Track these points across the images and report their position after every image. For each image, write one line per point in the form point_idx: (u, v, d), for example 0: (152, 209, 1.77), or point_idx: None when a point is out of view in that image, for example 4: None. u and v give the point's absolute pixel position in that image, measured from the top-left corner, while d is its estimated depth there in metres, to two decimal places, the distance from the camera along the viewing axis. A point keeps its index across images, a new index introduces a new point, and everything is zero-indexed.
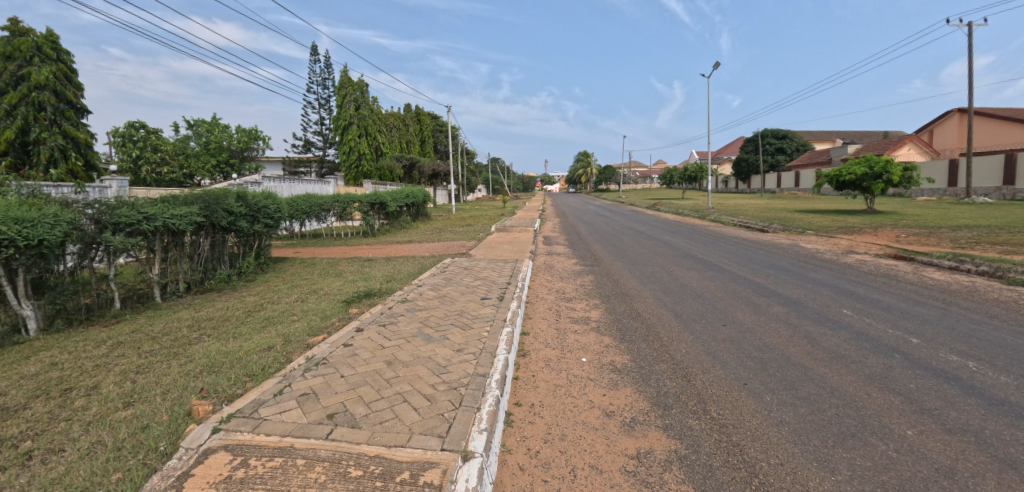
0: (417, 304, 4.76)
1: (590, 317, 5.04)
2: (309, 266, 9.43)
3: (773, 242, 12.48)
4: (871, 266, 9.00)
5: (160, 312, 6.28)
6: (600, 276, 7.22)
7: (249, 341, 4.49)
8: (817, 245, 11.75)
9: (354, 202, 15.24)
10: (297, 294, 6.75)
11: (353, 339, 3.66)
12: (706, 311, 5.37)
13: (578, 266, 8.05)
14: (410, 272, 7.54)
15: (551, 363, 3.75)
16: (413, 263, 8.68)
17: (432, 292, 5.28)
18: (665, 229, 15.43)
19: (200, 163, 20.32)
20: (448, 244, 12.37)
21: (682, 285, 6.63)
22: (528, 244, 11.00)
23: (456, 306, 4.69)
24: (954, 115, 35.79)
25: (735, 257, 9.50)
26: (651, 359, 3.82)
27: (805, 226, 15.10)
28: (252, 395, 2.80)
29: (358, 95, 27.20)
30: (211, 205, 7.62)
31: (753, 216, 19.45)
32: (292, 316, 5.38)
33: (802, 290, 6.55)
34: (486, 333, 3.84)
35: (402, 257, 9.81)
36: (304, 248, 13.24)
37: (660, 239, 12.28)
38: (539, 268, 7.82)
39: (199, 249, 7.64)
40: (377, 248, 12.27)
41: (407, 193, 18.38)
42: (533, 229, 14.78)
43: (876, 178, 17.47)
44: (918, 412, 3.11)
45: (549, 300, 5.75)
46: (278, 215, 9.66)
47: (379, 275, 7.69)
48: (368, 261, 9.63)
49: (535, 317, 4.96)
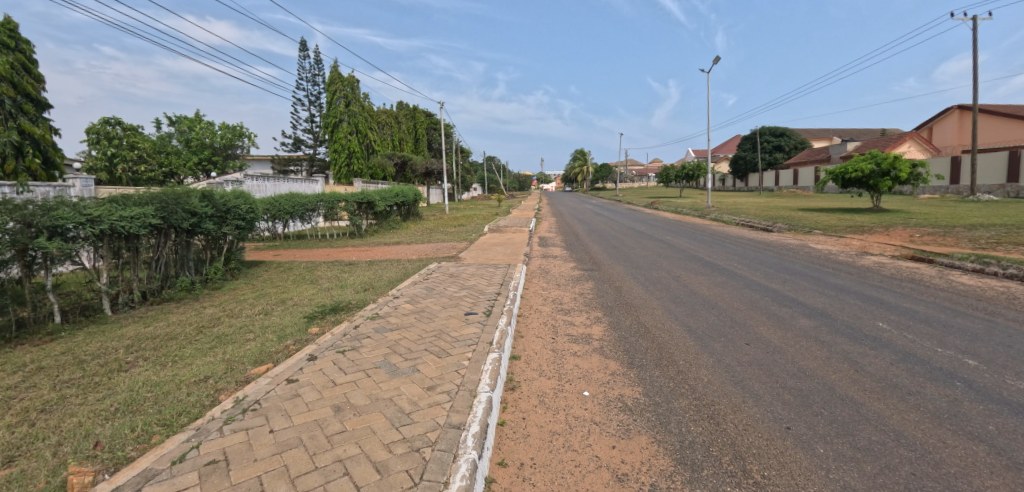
0: (389, 321, 4.04)
1: (592, 334, 4.33)
2: (284, 271, 8.68)
3: (781, 242, 11.81)
4: (891, 269, 8.33)
5: (103, 328, 5.50)
6: (601, 283, 6.50)
7: (186, 370, 3.76)
8: (828, 246, 11.08)
9: (340, 202, 14.50)
10: (263, 305, 6.00)
11: (300, 373, 2.94)
12: (725, 325, 4.67)
13: (576, 271, 7.34)
14: (391, 279, 6.81)
15: (546, 399, 3.04)
16: (397, 268, 7.95)
17: (408, 306, 4.55)
18: (667, 229, 14.71)
19: (181, 161, 19.57)
20: (437, 246, 11.64)
21: (693, 294, 5.93)
22: (522, 246, 10.28)
23: (433, 323, 3.97)
24: (954, 112, 35.79)
25: (744, 260, 8.79)
26: (669, 394, 3.12)
27: (812, 226, 14.45)
28: (144, 461, 2.09)
29: (349, 90, 26.30)
30: (170, 206, 6.84)
31: (756, 214, 18.81)
32: (247, 334, 4.65)
33: (827, 299, 5.84)
34: (467, 362, 3.11)
35: (387, 261, 9.06)
36: (285, 250, 12.47)
37: (662, 240, 11.59)
38: (534, 273, 7.09)
39: (159, 254, 6.88)
40: (363, 251, 11.54)
41: (398, 191, 17.61)
42: (528, 230, 14.06)
43: (883, 175, 16.91)
44: (1013, 469, 2.41)
45: (544, 312, 5.03)
46: (251, 216, 8.88)
47: (358, 282, 6.95)
48: (349, 265, 8.88)
49: (527, 335, 4.25)
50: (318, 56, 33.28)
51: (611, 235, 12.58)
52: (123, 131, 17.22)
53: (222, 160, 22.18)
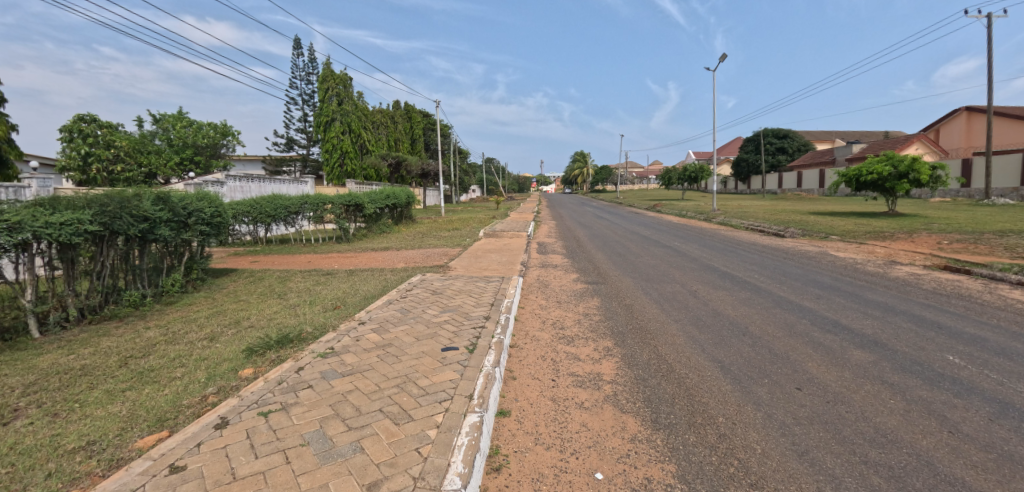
0: (342, 361, 3.14)
1: (603, 374, 3.45)
2: (253, 282, 7.77)
3: (798, 249, 10.96)
4: (928, 281, 7.49)
5: (17, 356, 4.56)
6: (608, 300, 5.62)
7: (73, 429, 2.86)
8: (850, 254, 10.24)
9: (326, 204, 13.62)
10: (212, 328, 5.11)
11: (195, 455, 2.07)
12: (765, 360, 3.78)
13: (580, 284, 6.46)
14: (368, 294, 5.93)
15: (545, 487, 2.15)
16: (378, 280, 7.07)
17: (372, 336, 3.65)
18: (675, 234, 13.80)
19: (161, 161, 18.65)
20: (427, 253, 10.77)
21: (717, 316, 5.05)
22: (520, 253, 9.43)
23: (399, 364, 3.08)
24: (961, 113, 35.31)
25: (765, 270, 7.88)
26: (715, 479, 2.24)
27: (828, 231, 13.61)
28: None
29: (341, 88, 25.46)
30: (112, 210, 5.89)
31: (765, 218, 17.96)
32: (174, 371, 3.76)
33: (875, 322, 4.97)
34: (434, 434, 2.23)
35: (368, 270, 8.19)
36: (265, 256, 11.63)
37: (670, 246, 10.74)
38: (531, 287, 6.21)
39: (100, 265, 5.96)
40: (347, 258, 10.69)
41: (389, 194, 16.68)
42: (527, 234, 13.20)
43: (900, 178, 16.07)
44: None
45: (542, 342, 4.13)
46: (217, 220, 7.97)
47: (329, 298, 6.06)
48: (327, 275, 8.00)
49: (520, 377, 3.36)
50: (312, 54, 32.42)
51: (614, 240, 11.73)
52: (101, 130, 16.05)
53: (206, 159, 21.28)
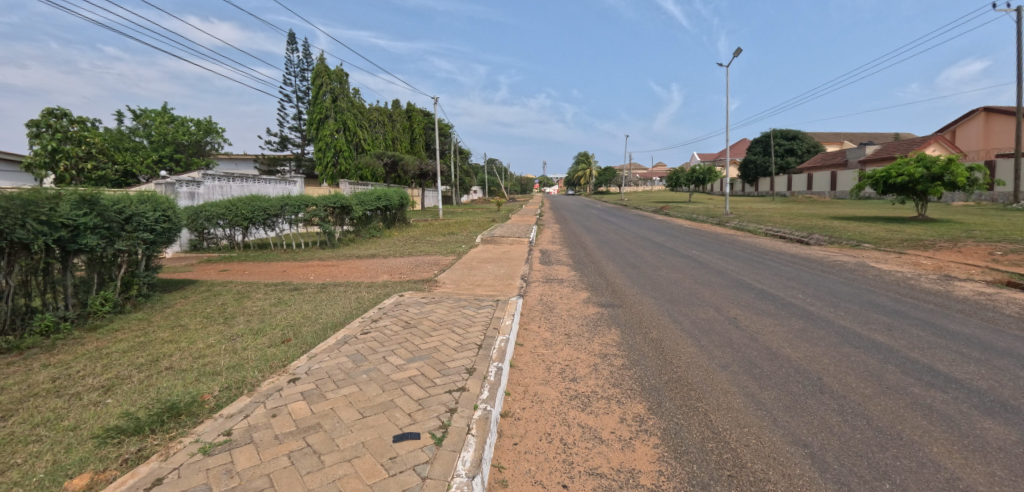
0: (229, 467, 1.98)
1: (639, 475, 2.25)
2: (205, 299, 6.59)
3: (833, 260, 9.74)
4: (1005, 303, 6.27)
5: None
6: (630, 333, 4.43)
7: None
8: (895, 267, 9.02)
9: (308, 205, 12.37)
10: (116, 373, 3.93)
11: None
12: (874, 447, 2.57)
13: (591, 308, 5.26)
14: (329, 322, 4.75)
15: None
16: (348, 299, 5.89)
17: (299, 409, 2.49)
18: (690, 241, 12.59)
19: (139, 159, 17.52)
20: (416, 262, 9.62)
21: (776, 360, 3.84)
22: (520, 265, 8.26)
23: (315, 477, 1.90)
24: (979, 114, 34.02)
25: (808, 288, 6.66)
26: None
27: (860, 238, 12.40)
28: None
29: (337, 85, 24.30)
30: (12, 216, 4.65)
31: (784, 223, 16.76)
32: (10, 456, 2.57)
33: (985, 371, 3.74)
34: None
35: (343, 285, 7.02)
36: (236, 265, 10.49)
37: (690, 256, 9.53)
38: (532, 313, 5.01)
39: (4, 285, 4.76)
40: (326, 267, 9.55)
41: (380, 195, 15.46)
42: (529, 241, 12.04)
43: (933, 180, 14.85)
44: None
45: (547, 406, 2.94)
46: (165, 226, 6.79)
47: (280, 326, 4.87)
48: (293, 290, 6.78)
49: (512, 483, 2.17)
50: (308, 50, 31.28)
51: (626, 248, 10.56)
52: (73, 126, 14.70)
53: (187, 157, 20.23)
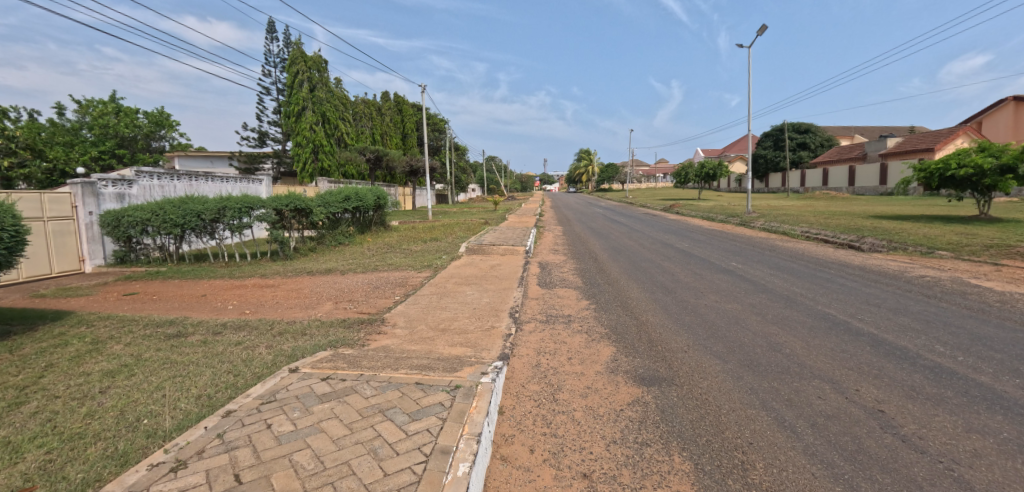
0: None
1: None
2: (36, 354, 4.41)
3: (919, 275, 7.52)
4: None
5: None
6: (714, 469, 2.19)
7: None
8: (1011, 286, 6.79)
9: (255, 208, 10.17)
10: None
11: None
12: None
13: (623, 389, 3.04)
14: (144, 437, 2.55)
15: None
16: (231, 362, 3.68)
17: None
18: (721, 247, 10.38)
19: (73, 155, 15.77)
20: (378, 281, 7.41)
21: None
22: (512, 289, 6.05)
23: None
24: (1010, 103, 31.28)
25: (937, 331, 4.46)
26: None
27: (929, 243, 10.15)
28: None
29: (315, 73, 22.12)
30: None
31: (821, 223, 14.48)
32: None
33: None
34: None
35: (248, 327, 4.79)
36: (153, 283, 8.31)
37: (736, 272, 7.27)
38: (521, 407, 2.79)
39: None
40: (261, 289, 7.37)
41: (349, 194, 13.21)
42: (526, 250, 9.81)
43: (1002, 172, 12.55)
44: None
45: None
46: None
47: (61, 441, 2.67)
48: (174, 337, 4.61)
49: None
50: (289, 38, 28.93)
51: (647, 261, 8.34)
52: None
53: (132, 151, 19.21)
